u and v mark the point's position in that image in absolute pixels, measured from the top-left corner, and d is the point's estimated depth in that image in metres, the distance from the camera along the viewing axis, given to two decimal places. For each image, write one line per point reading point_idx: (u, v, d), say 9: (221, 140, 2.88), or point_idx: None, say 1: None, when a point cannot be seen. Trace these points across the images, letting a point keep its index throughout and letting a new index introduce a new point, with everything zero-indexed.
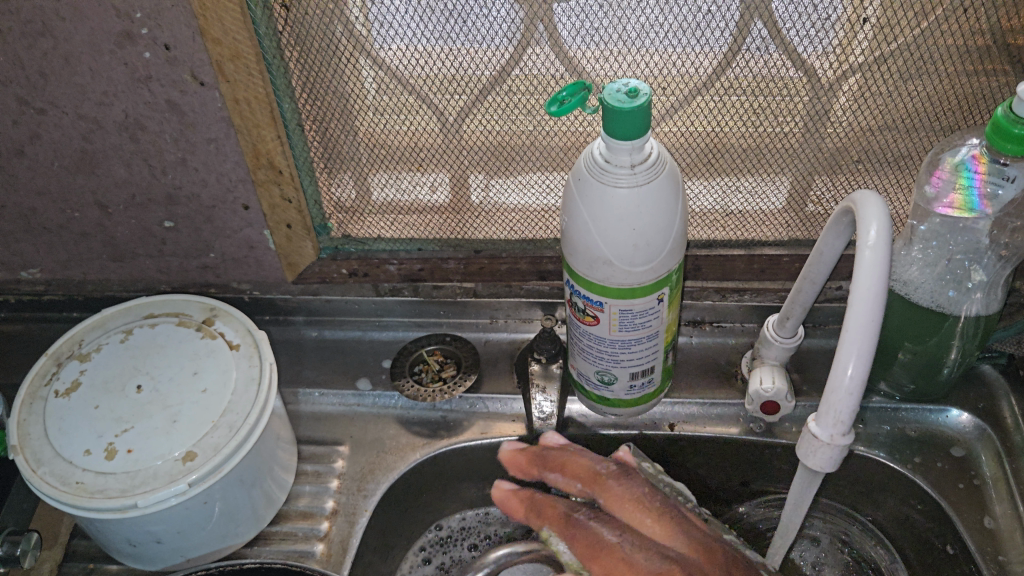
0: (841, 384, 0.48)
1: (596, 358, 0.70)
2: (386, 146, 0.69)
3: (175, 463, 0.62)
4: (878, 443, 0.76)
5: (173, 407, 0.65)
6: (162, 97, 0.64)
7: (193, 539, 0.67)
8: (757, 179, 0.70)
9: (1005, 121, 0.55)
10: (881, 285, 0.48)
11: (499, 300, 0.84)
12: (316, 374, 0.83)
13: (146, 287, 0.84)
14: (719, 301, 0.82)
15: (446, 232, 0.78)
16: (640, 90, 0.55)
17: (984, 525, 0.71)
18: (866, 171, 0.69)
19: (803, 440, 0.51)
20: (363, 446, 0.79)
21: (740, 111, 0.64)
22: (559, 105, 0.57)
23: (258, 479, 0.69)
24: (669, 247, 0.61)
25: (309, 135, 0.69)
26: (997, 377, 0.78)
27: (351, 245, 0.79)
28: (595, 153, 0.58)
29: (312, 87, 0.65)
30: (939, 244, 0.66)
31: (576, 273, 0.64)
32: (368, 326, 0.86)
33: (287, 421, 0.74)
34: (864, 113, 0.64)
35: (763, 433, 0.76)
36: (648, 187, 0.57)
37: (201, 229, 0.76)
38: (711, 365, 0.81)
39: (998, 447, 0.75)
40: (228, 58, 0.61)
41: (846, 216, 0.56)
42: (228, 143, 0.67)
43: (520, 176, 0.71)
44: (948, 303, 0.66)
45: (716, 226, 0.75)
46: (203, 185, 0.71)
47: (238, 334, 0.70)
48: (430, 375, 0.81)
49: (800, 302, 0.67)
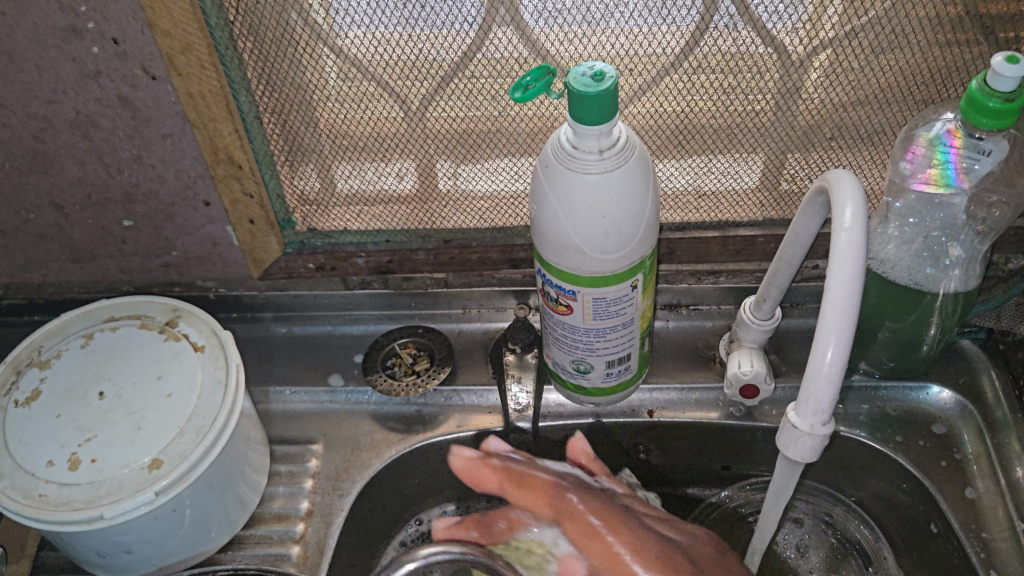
0: (820, 371, 0.46)
1: (571, 347, 0.68)
2: (348, 136, 0.67)
3: (142, 471, 0.60)
4: (859, 423, 0.75)
5: (137, 414, 0.63)
6: (113, 92, 0.61)
7: (164, 547, 0.65)
8: (730, 159, 0.69)
9: (979, 95, 0.53)
10: (858, 268, 0.47)
11: (472, 290, 0.82)
12: (287, 372, 0.82)
13: (108, 288, 0.81)
14: (695, 284, 0.81)
15: (414, 222, 0.76)
16: (605, 74, 0.53)
17: (966, 494, 0.71)
18: (841, 148, 0.67)
19: (782, 430, 0.49)
20: (337, 444, 0.77)
21: (709, 91, 0.63)
22: (524, 91, 0.55)
23: (228, 483, 0.67)
24: (641, 234, 0.59)
25: (268, 127, 0.67)
26: (976, 352, 0.78)
27: (318, 239, 0.77)
28: (563, 139, 0.56)
29: (269, 78, 0.63)
30: (917, 221, 0.65)
31: (547, 262, 0.62)
32: (338, 320, 0.84)
33: (257, 422, 0.72)
34: (837, 89, 0.62)
35: (743, 416, 0.75)
36: (617, 173, 0.56)
37: (161, 227, 0.74)
38: (689, 349, 0.80)
39: (980, 422, 0.74)
40: (179, 51, 0.58)
41: (820, 196, 0.55)
42: (185, 138, 0.65)
43: (488, 163, 0.70)
44: (926, 281, 0.65)
45: (689, 208, 0.73)
46: (161, 182, 0.69)
47: (204, 335, 0.68)
48: (404, 368, 0.79)
49: (777, 283, 0.66)
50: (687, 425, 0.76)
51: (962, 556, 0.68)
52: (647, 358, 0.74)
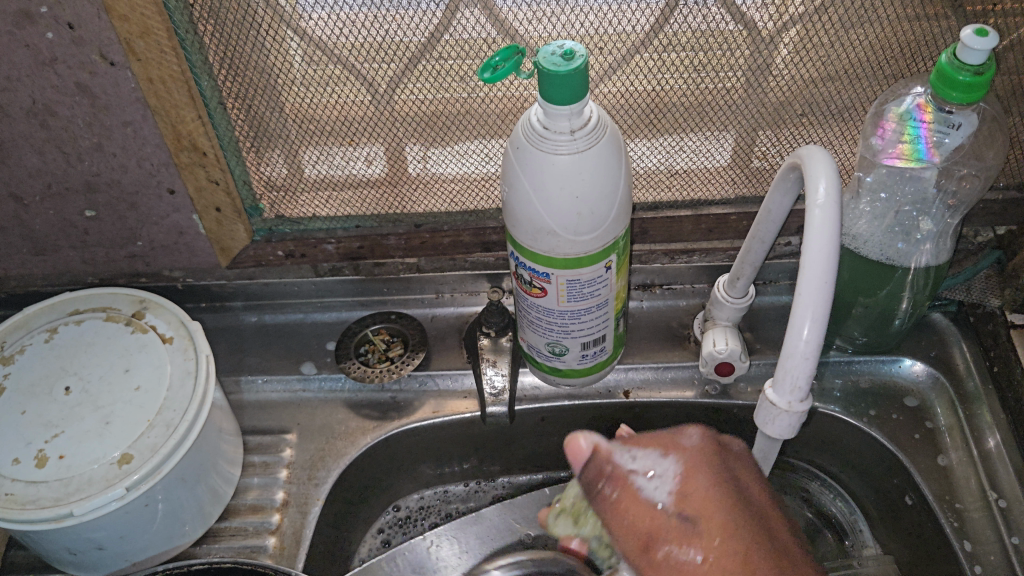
0: (796, 349, 0.46)
1: (546, 329, 0.68)
2: (314, 120, 0.65)
3: (111, 466, 0.59)
4: (833, 398, 0.75)
5: (105, 408, 0.62)
6: (70, 79, 0.60)
7: (137, 543, 0.64)
8: (702, 137, 0.68)
9: (950, 68, 0.53)
10: (833, 244, 0.47)
11: (444, 274, 0.81)
12: (259, 361, 0.80)
13: (72, 280, 0.80)
14: (668, 264, 0.81)
15: (384, 207, 0.75)
16: (575, 52, 0.53)
17: (938, 462, 0.71)
18: (812, 124, 0.67)
19: (761, 408, 0.49)
20: (311, 433, 0.76)
21: (679, 68, 0.62)
22: (493, 71, 0.54)
23: (201, 475, 0.66)
24: (614, 215, 0.59)
25: (232, 112, 0.65)
26: (948, 324, 0.78)
27: (286, 225, 0.76)
28: (533, 120, 0.56)
29: (231, 62, 0.61)
30: (887, 196, 0.65)
31: (520, 245, 0.62)
32: (310, 308, 0.83)
33: (229, 412, 0.71)
34: (807, 65, 0.62)
35: (718, 395, 0.75)
36: (589, 153, 0.55)
37: (125, 217, 0.72)
38: (664, 329, 0.80)
39: (952, 395, 0.75)
40: (138, 35, 0.57)
41: (793, 172, 0.55)
42: (146, 125, 0.63)
43: (457, 145, 0.69)
44: (897, 256, 0.65)
45: (661, 187, 0.73)
46: (123, 171, 0.67)
47: (171, 326, 0.67)
48: (376, 355, 0.79)
49: (750, 261, 0.66)
50: (663, 405, 0.75)
51: (936, 528, 0.68)
52: (622, 339, 0.74)
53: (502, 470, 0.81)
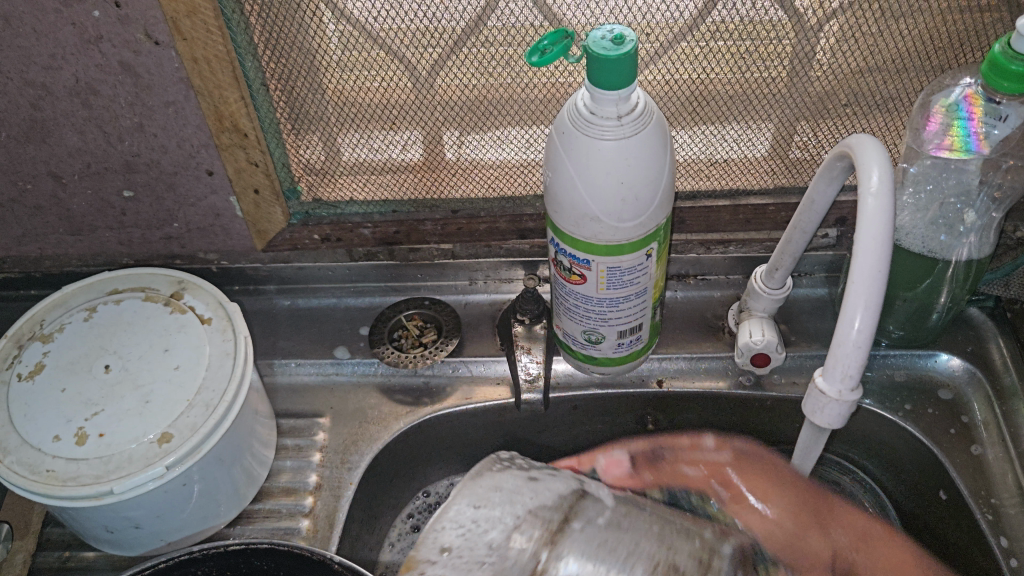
0: (847, 338, 0.46)
1: (583, 317, 0.68)
2: (355, 104, 0.66)
3: (151, 445, 0.59)
4: (867, 391, 0.75)
5: (144, 387, 0.62)
6: (114, 58, 0.60)
7: (172, 522, 0.64)
8: (743, 126, 0.68)
9: (1003, 58, 0.53)
10: (886, 235, 0.46)
11: (478, 261, 0.81)
12: (292, 345, 0.80)
13: (107, 261, 0.80)
14: (704, 254, 0.80)
15: (421, 192, 0.74)
16: (625, 37, 0.52)
17: (972, 451, 0.71)
18: (856, 115, 0.66)
19: (809, 397, 0.48)
20: (344, 417, 0.76)
21: (725, 56, 0.62)
22: (541, 55, 0.54)
23: (237, 456, 0.66)
24: (658, 202, 0.59)
25: (274, 94, 0.65)
26: (984, 320, 0.77)
27: (323, 209, 0.75)
28: (579, 105, 0.56)
29: (276, 44, 0.61)
30: (932, 188, 0.64)
31: (561, 231, 0.61)
32: (343, 293, 0.83)
33: (263, 394, 0.71)
34: (853, 54, 0.61)
35: (752, 386, 0.75)
36: (636, 139, 0.55)
37: (163, 198, 0.72)
38: (698, 319, 0.80)
39: (988, 390, 0.74)
40: (185, 14, 0.57)
41: (841, 161, 0.54)
42: (188, 105, 0.63)
43: (497, 131, 0.68)
44: (940, 249, 0.65)
45: (701, 176, 0.73)
46: (163, 151, 0.67)
47: (210, 307, 0.67)
48: (410, 341, 0.79)
49: (790, 251, 0.65)
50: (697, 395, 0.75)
51: (971, 522, 0.68)
52: (658, 328, 0.73)
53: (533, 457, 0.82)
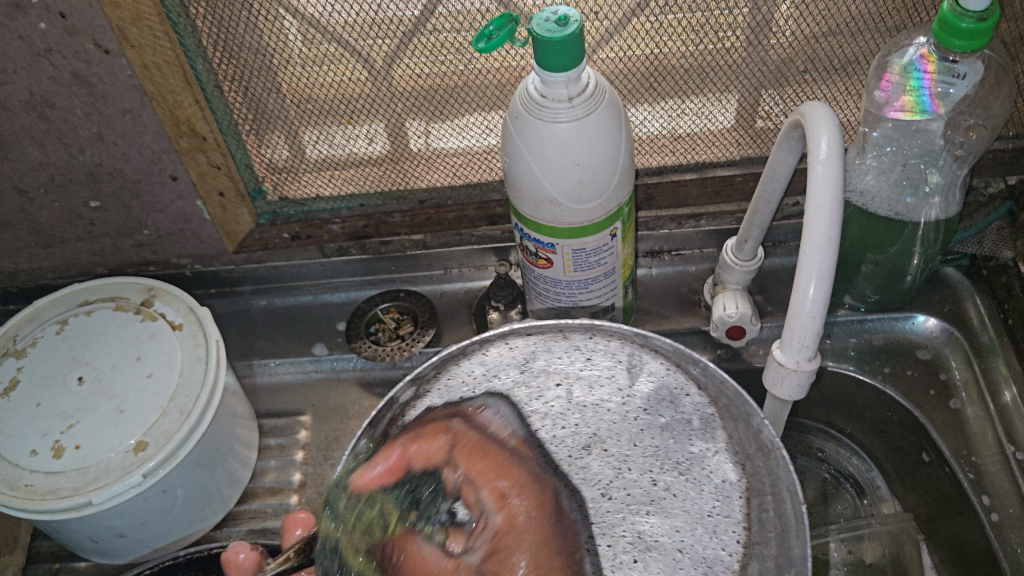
0: (803, 308, 0.45)
1: (554, 300, 0.67)
2: (312, 99, 0.65)
3: (128, 454, 0.60)
4: (847, 356, 0.75)
5: (118, 397, 0.62)
6: (66, 70, 0.59)
7: (157, 529, 0.65)
8: (703, 98, 0.67)
9: (953, 16, 0.52)
10: (837, 201, 0.46)
11: (450, 250, 0.81)
12: (270, 344, 0.81)
13: (82, 272, 0.80)
14: (675, 229, 0.80)
15: (387, 184, 0.74)
16: (570, 18, 0.52)
17: (949, 406, 0.72)
18: (815, 81, 0.66)
19: (768, 369, 0.48)
20: (326, 414, 0.77)
21: (677, 30, 0.61)
22: (487, 41, 0.53)
23: (217, 460, 0.67)
24: (617, 181, 0.59)
25: (230, 96, 0.65)
26: (961, 279, 0.77)
27: (291, 207, 0.75)
28: (530, 88, 0.55)
29: (226, 45, 0.61)
30: (894, 150, 0.64)
31: (523, 216, 0.61)
32: (319, 289, 0.83)
33: (242, 396, 0.71)
34: (807, 19, 0.60)
35: (731, 358, 0.75)
36: (588, 120, 0.54)
37: (130, 206, 0.72)
38: (673, 295, 0.80)
39: (966, 349, 0.74)
40: (130, 21, 0.56)
41: (796, 130, 0.54)
42: (144, 112, 0.63)
43: (457, 119, 0.68)
44: (906, 211, 0.64)
45: (665, 151, 0.72)
46: (125, 159, 0.67)
47: (180, 312, 0.67)
48: (387, 334, 0.78)
49: (757, 223, 0.65)
50: None
51: (954, 482, 0.68)
52: (631, 307, 0.73)
53: None
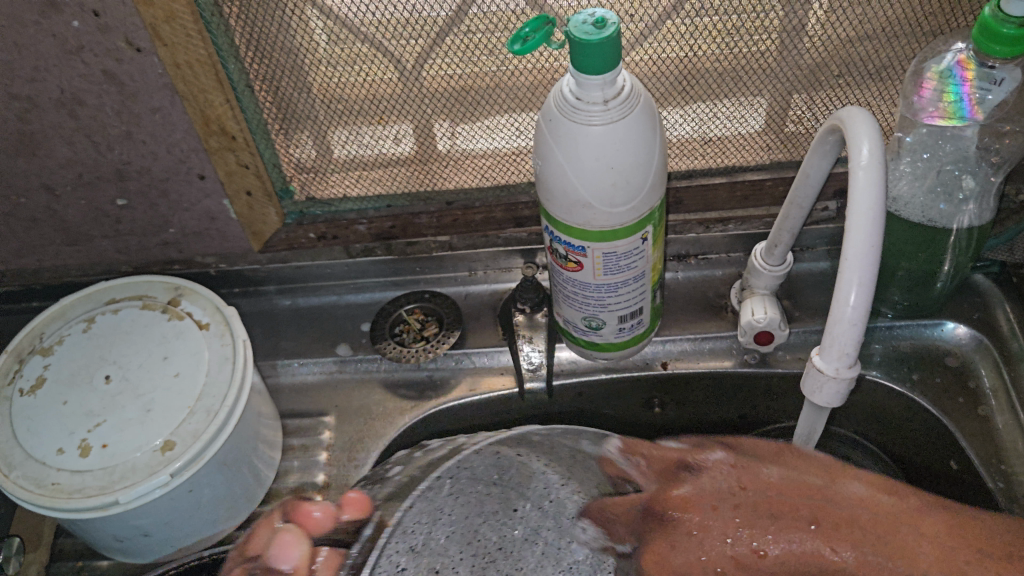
0: (843, 315, 0.45)
1: (582, 304, 0.67)
2: (342, 100, 0.65)
3: (154, 453, 0.60)
4: (874, 363, 0.74)
5: (145, 396, 0.62)
6: (97, 67, 0.59)
7: (181, 529, 0.65)
8: (735, 102, 0.67)
9: (993, 22, 0.52)
10: (879, 207, 0.45)
11: (476, 251, 0.80)
12: (294, 344, 0.80)
13: (107, 270, 0.80)
14: (703, 234, 0.79)
15: (414, 185, 0.74)
16: (607, 20, 0.52)
17: (978, 412, 0.71)
18: (849, 85, 0.65)
19: (807, 376, 0.48)
20: (349, 414, 0.76)
21: (712, 33, 0.60)
22: (523, 43, 0.53)
23: (242, 460, 0.66)
24: (650, 184, 0.58)
25: (260, 95, 0.65)
26: (990, 286, 0.76)
27: (317, 208, 0.75)
28: (565, 91, 0.55)
29: (258, 44, 0.61)
30: (930, 156, 0.64)
31: (554, 219, 0.61)
32: (343, 290, 0.83)
33: (267, 396, 0.71)
34: (843, 24, 0.60)
35: (758, 363, 0.75)
36: (623, 123, 0.54)
37: (157, 204, 0.72)
38: (700, 299, 0.79)
39: (997, 357, 0.73)
40: (163, 19, 0.56)
41: (832, 135, 0.53)
42: (174, 110, 0.63)
43: (486, 120, 0.68)
44: (939, 217, 0.64)
45: (695, 154, 0.72)
46: (153, 158, 0.67)
47: (207, 312, 0.67)
48: (412, 335, 0.78)
49: (788, 228, 0.64)
50: (700, 376, 0.75)
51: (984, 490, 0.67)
52: (659, 311, 0.73)
53: None
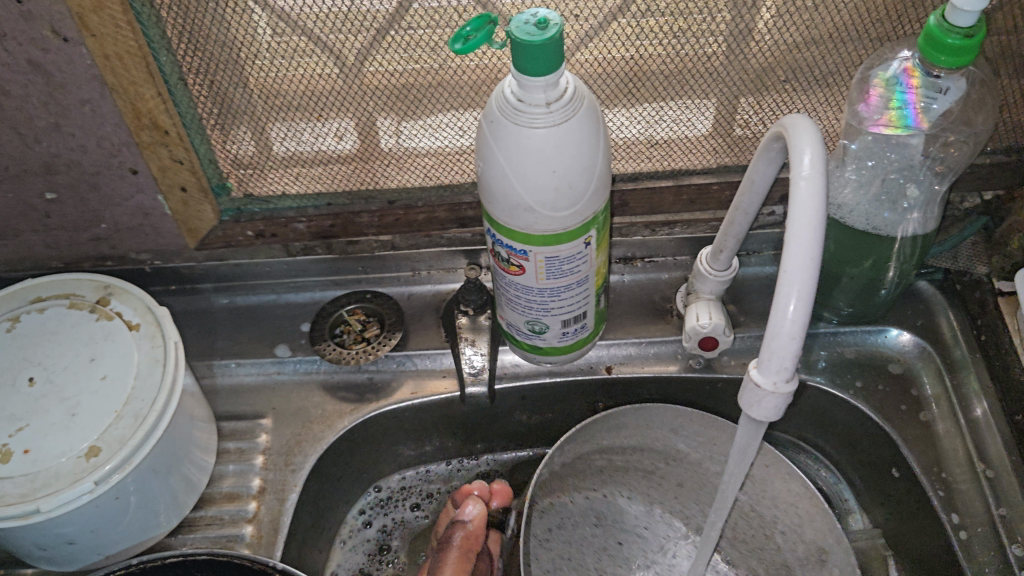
0: (781, 329, 0.44)
1: (525, 308, 0.66)
2: (280, 95, 0.63)
3: (79, 460, 0.58)
4: (819, 369, 0.74)
5: (71, 400, 0.60)
6: (22, 57, 0.56)
7: (109, 536, 0.63)
8: (683, 106, 0.66)
9: (938, 31, 0.51)
10: (820, 219, 0.45)
11: (419, 251, 0.79)
12: (232, 344, 0.78)
13: (35, 265, 0.77)
14: (649, 237, 0.78)
15: (356, 183, 0.72)
16: (550, 21, 0.50)
17: (920, 417, 0.71)
18: (795, 91, 0.65)
19: (744, 391, 0.47)
20: (287, 417, 0.75)
21: (658, 35, 0.59)
22: (464, 42, 0.51)
23: (174, 465, 0.64)
24: (593, 188, 0.57)
25: (194, 89, 0.62)
26: (934, 294, 0.76)
27: (255, 204, 0.73)
28: (507, 92, 0.53)
29: (191, 36, 0.58)
30: (874, 164, 0.64)
31: (496, 222, 0.59)
32: (282, 289, 0.81)
33: (200, 399, 0.69)
34: (791, 29, 0.59)
35: (702, 368, 0.74)
36: (565, 126, 0.53)
37: (87, 198, 0.69)
38: (645, 303, 0.78)
39: (940, 365, 0.73)
40: (90, 9, 0.54)
41: (777, 142, 0.52)
42: (104, 103, 0.60)
43: (430, 118, 0.66)
44: (884, 225, 0.63)
45: (641, 157, 0.71)
46: (83, 151, 0.64)
47: (138, 312, 0.65)
48: (353, 336, 0.77)
49: (733, 234, 0.64)
50: (644, 380, 0.75)
51: (924, 498, 0.68)
52: (604, 315, 0.72)
53: (484, 448, 0.82)
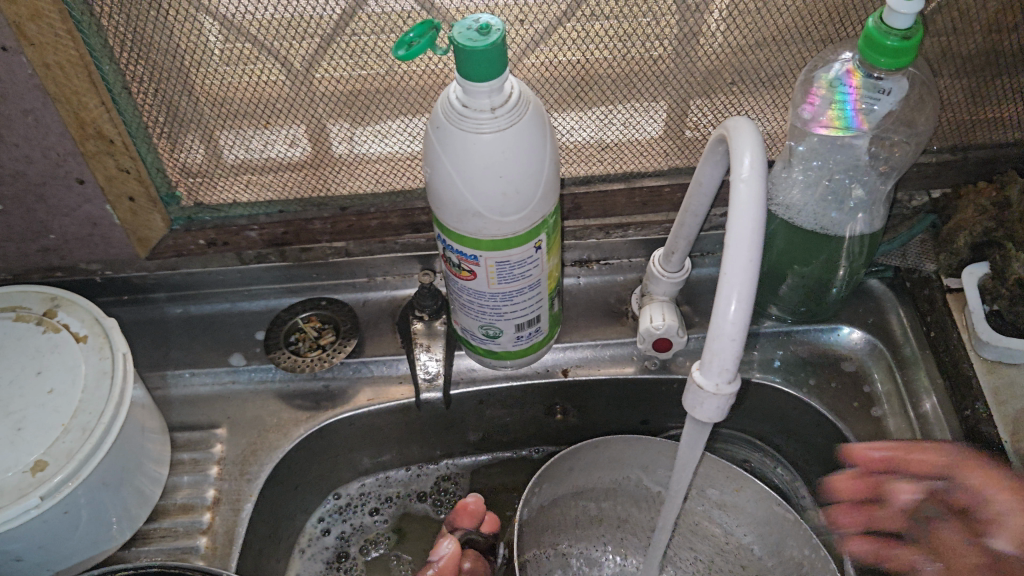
0: (723, 331, 0.45)
1: (478, 313, 0.66)
2: (227, 102, 0.62)
3: (25, 474, 0.57)
4: (773, 368, 0.74)
5: (16, 414, 0.59)
6: None
7: (60, 551, 0.62)
8: (632, 109, 0.66)
9: (878, 33, 0.52)
10: (760, 221, 0.45)
11: (373, 257, 0.79)
12: (186, 354, 0.78)
13: None
14: (603, 239, 0.79)
15: (308, 190, 0.72)
16: (492, 26, 0.50)
17: (871, 414, 0.72)
18: (742, 93, 0.65)
19: (688, 393, 0.47)
20: (242, 427, 0.74)
21: (604, 39, 0.59)
22: (407, 48, 0.51)
23: (125, 477, 0.64)
24: (540, 193, 0.57)
25: (139, 97, 0.61)
26: (884, 291, 0.77)
27: (206, 213, 0.72)
28: (452, 98, 0.53)
29: (134, 44, 0.58)
30: (820, 164, 0.64)
31: (445, 227, 0.59)
32: (236, 297, 0.80)
33: (152, 410, 0.68)
34: (737, 32, 0.60)
35: (657, 369, 0.75)
36: (511, 131, 0.53)
37: (33, 209, 0.68)
38: (601, 306, 0.79)
39: (890, 361, 0.74)
40: (28, 17, 0.53)
41: (721, 145, 0.53)
42: (47, 112, 0.60)
43: (380, 124, 0.66)
44: (830, 225, 0.64)
45: (592, 160, 0.71)
46: (27, 161, 0.63)
47: (85, 324, 0.64)
48: (307, 344, 0.76)
49: (683, 236, 0.64)
50: (600, 382, 0.75)
51: None
52: (558, 318, 0.72)
53: (444, 454, 0.82)
